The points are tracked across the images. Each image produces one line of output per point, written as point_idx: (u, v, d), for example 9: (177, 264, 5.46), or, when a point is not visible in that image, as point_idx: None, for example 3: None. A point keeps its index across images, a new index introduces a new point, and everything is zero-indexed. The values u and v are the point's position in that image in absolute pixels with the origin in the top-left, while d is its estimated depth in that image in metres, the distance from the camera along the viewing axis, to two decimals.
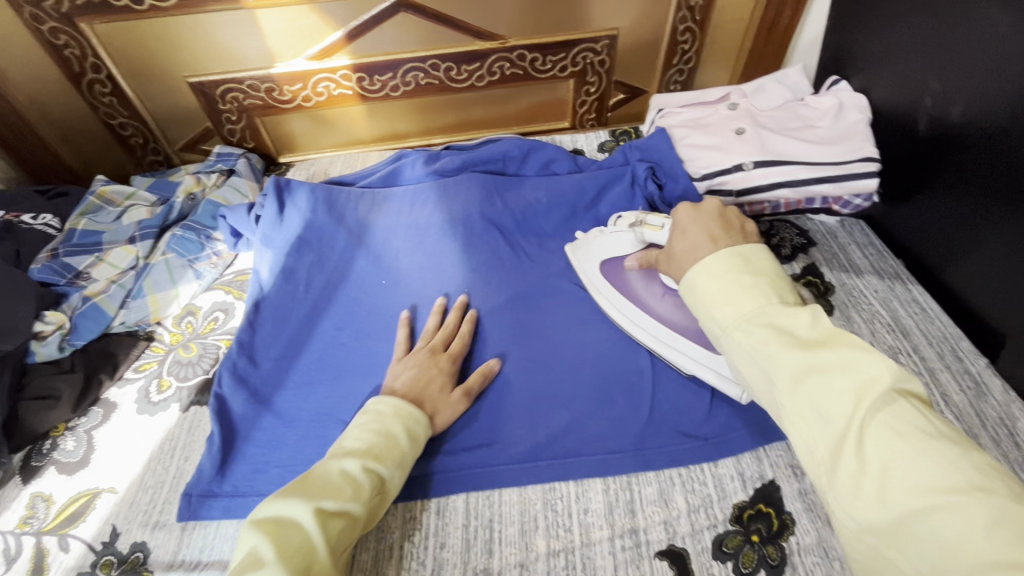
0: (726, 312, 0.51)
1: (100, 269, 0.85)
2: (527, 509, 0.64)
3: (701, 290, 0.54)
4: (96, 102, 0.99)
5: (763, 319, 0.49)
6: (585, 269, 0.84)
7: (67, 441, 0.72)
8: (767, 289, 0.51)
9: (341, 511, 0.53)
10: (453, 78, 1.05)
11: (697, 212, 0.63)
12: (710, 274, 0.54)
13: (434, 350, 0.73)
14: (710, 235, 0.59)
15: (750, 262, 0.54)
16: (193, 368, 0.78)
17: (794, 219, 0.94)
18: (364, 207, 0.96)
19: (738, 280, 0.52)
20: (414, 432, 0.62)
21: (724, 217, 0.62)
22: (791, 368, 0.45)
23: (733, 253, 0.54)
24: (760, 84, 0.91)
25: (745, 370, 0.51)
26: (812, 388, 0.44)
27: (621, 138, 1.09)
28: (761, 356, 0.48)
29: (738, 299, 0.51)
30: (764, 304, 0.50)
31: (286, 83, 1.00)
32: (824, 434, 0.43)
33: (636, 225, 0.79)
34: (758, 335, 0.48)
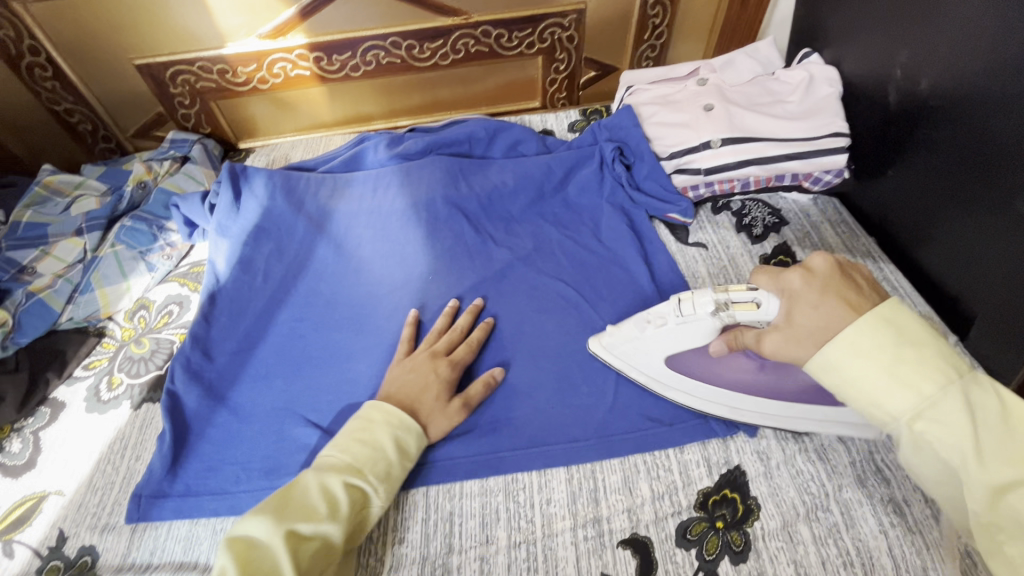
0: (901, 401, 0.45)
1: (46, 264, 0.81)
2: (488, 502, 0.63)
3: (847, 370, 0.48)
4: (38, 87, 0.94)
5: (953, 410, 0.44)
6: (642, 366, 0.68)
7: (13, 443, 0.69)
8: (942, 366, 0.45)
9: (317, 533, 0.52)
10: (416, 56, 1.00)
11: (813, 276, 0.53)
12: (868, 351, 0.47)
13: (435, 354, 0.70)
14: (843, 297, 0.51)
15: (905, 330, 0.48)
16: (145, 364, 0.76)
17: (767, 198, 0.92)
18: (325, 193, 0.92)
19: (908, 359, 0.46)
20: (403, 443, 0.61)
21: (844, 270, 0.53)
22: (986, 480, 0.42)
23: (883, 318, 0.48)
24: (729, 58, 0.88)
25: (920, 464, 0.46)
26: (1015, 501, 0.41)
27: (591, 118, 1.06)
28: (946, 451, 0.44)
29: (911, 384, 0.45)
30: (944, 387, 0.44)
31: (239, 65, 0.95)
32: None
33: (720, 308, 0.62)
34: (949, 426, 0.44)
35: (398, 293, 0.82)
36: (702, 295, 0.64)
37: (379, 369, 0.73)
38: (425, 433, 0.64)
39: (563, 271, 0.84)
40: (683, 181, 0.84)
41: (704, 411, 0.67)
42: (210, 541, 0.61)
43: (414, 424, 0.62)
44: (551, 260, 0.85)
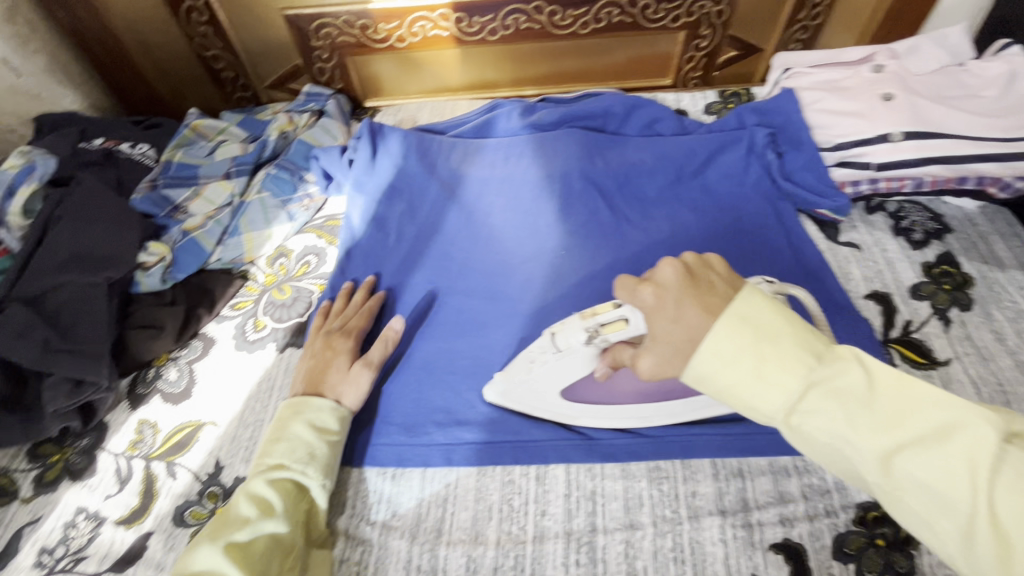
0: (773, 398, 0.41)
1: (198, 205, 0.84)
2: (631, 486, 0.62)
3: (722, 380, 0.42)
4: (192, 31, 0.98)
5: (822, 391, 0.40)
6: (542, 406, 0.66)
7: (170, 371, 0.73)
8: (802, 349, 0.41)
9: (258, 533, 0.53)
10: (556, 24, 0.97)
11: (664, 291, 0.47)
12: (725, 358, 0.42)
13: (329, 333, 0.70)
14: (701, 303, 0.45)
15: (760, 320, 0.43)
16: (288, 310, 0.78)
17: (926, 201, 0.85)
18: (457, 157, 0.91)
19: (765, 352, 0.41)
20: (317, 422, 0.61)
21: (691, 274, 0.47)
22: (876, 453, 0.39)
23: (737, 318, 0.43)
24: (913, 44, 0.80)
25: (814, 455, 0.42)
26: (909, 466, 0.38)
27: (730, 100, 1.00)
28: (831, 437, 0.40)
29: (777, 381, 0.41)
30: (810, 372, 0.41)
31: (382, 21, 0.95)
32: (945, 512, 0.37)
33: (593, 336, 0.59)
34: (825, 414, 0.40)
35: (529, 266, 0.80)
36: (569, 329, 0.62)
37: (512, 340, 0.73)
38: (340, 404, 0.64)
39: (703, 259, 0.80)
40: (844, 175, 0.79)
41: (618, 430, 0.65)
42: (355, 489, 0.64)
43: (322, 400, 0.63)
44: (689, 247, 0.81)
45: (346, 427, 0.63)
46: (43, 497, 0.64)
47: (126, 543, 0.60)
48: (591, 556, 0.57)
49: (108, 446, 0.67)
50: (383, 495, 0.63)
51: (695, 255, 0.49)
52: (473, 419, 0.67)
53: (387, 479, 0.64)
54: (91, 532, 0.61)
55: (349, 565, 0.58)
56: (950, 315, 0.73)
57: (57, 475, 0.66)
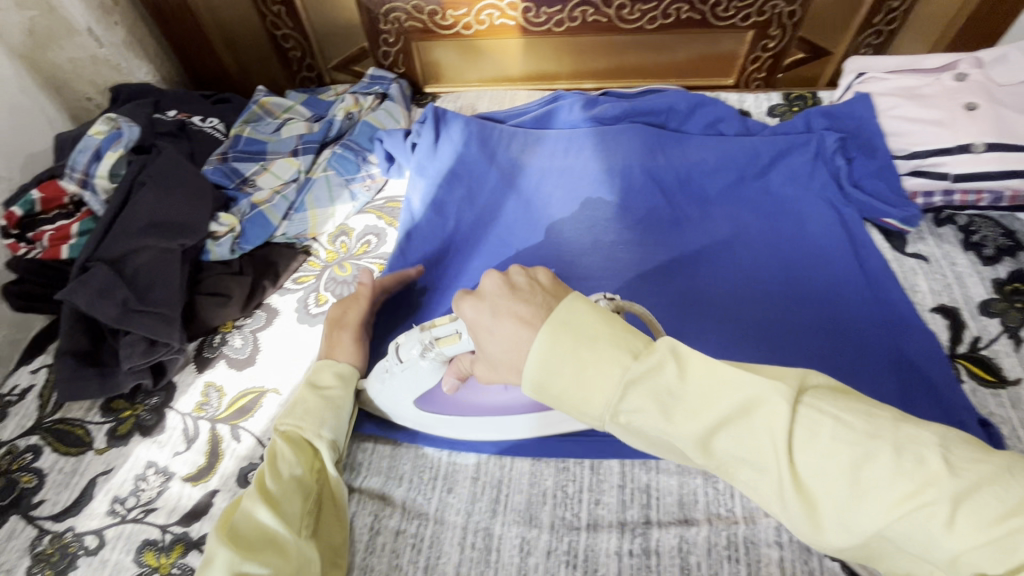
0: (601, 400, 0.40)
1: (265, 178, 0.87)
2: (686, 482, 0.62)
3: (556, 389, 0.42)
4: (266, 10, 1.00)
5: (639, 389, 0.39)
6: (403, 413, 0.66)
7: (235, 338, 0.75)
8: (618, 349, 0.41)
9: (277, 480, 0.56)
10: (624, 18, 0.97)
11: (483, 302, 0.47)
12: (554, 369, 0.41)
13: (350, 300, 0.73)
14: (514, 313, 0.45)
15: (581, 326, 0.42)
16: (349, 287, 0.80)
17: (999, 216, 0.82)
18: (517, 147, 0.92)
19: (585, 359, 0.41)
20: (316, 381, 0.64)
21: (512, 285, 0.47)
22: (694, 439, 0.39)
23: (558, 328, 0.42)
24: (1003, 52, 0.77)
25: (650, 445, 0.42)
26: (727, 446, 0.38)
27: (796, 104, 0.98)
28: (656, 432, 0.40)
29: (599, 384, 0.40)
30: (628, 372, 0.40)
31: (450, 7, 0.96)
32: (763, 480, 0.37)
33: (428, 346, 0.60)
34: (647, 411, 0.39)
35: (585, 258, 0.81)
36: (410, 336, 0.62)
37: None
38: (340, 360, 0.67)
39: (766, 260, 0.79)
40: (919, 185, 0.77)
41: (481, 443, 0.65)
42: (412, 463, 0.65)
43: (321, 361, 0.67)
44: (748, 246, 0.80)
45: (347, 385, 0.65)
46: (115, 449, 0.67)
47: (193, 499, 0.63)
48: (645, 547, 0.57)
49: (176, 406, 0.70)
50: (440, 472, 0.64)
51: (520, 267, 0.48)
52: None
53: (443, 457, 0.65)
54: (160, 486, 0.64)
55: (404, 537, 0.60)
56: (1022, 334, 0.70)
57: (129, 430, 0.68)
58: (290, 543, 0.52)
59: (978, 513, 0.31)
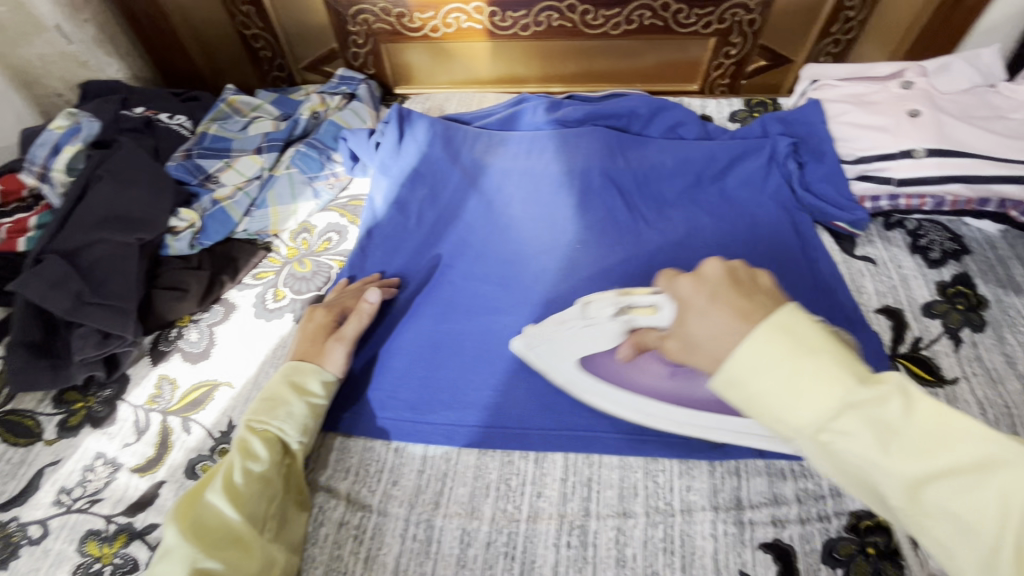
0: (804, 413, 0.38)
1: (229, 175, 0.87)
2: (627, 476, 0.63)
3: (753, 387, 0.40)
4: (236, 10, 1.02)
5: (854, 412, 0.37)
6: (557, 367, 0.67)
7: (191, 332, 0.76)
8: (844, 368, 0.38)
9: (245, 477, 0.57)
10: (588, 23, 0.98)
11: (702, 283, 0.46)
12: (757, 365, 0.40)
13: (330, 308, 0.73)
14: (734, 303, 0.43)
15: (798, 332, 0.40)
16: (307, 283, 0.81)
17: (947, 221, 0.84)
18: (480, 147, 0.93)
19: (801, 368, 0.38)
20: (298, 382, 0.65)
21: (735, 277, 0.46)
22: (904, 480, 0.36)
23: (777, 327, 0.40)
24: (946, 62, 0.80)
25: (837, 473, 0.40)
26: (939, 495, 0.36)
27: (756, 109, 1.00)
28: (860, 459, 0.37)
29: (810, 397, 0.38)
30: (849, 393, 0.37)
31: (417, 10, 0.97)
32: (971, 541, 0.35)
33: (622, 311, 0.62)
34: (860, 436, 0.37)
35: (544, 257, 0.82)
36: (606, 299, 0.64)
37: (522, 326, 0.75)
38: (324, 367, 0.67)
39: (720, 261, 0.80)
40: (865, 189, 0.79)
41: (621, 417, 0.65)
42: (359, 456, 0.66)
43: (304, 362, 0.66)
44: (704, 247, 0.81)
45: (331, 392, 0.66)
46: (65, 441, 0.67)
47: (139, 489, 0.63)
48: (582, 539, 0.58)
49: (129, 398, 0.71)
50: (386, 465, 0.65)
51: (745, 262, 0.48)
52: (476, 401, 0.69)
53: (391, 450, 0.66)
54: (107, 477, 0.64)
55: (347, 528, 0.60)
56: (962, 335, 0.72)
57: (79, 421, 0.69)
58: (253, 542, 0.54)
59: None
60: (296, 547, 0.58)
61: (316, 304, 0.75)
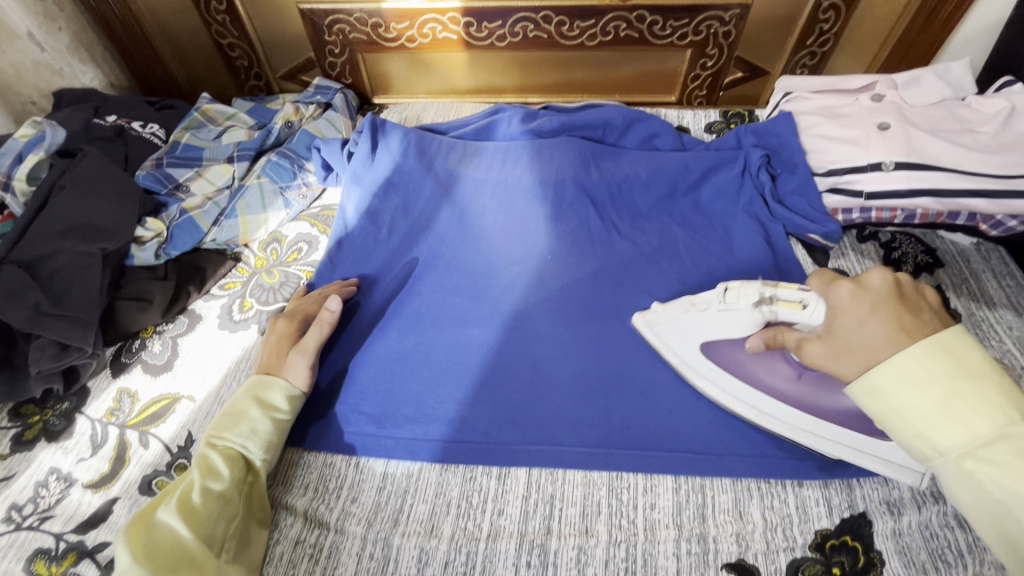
0: (951, 435, 0.42)
1: (199, 185, 0.87)
2: (591, 493, 0.62)
3: (899, 399, 0.44)
4: (212, 19, 1.03)
5: (1006, 443, 0.40)
6: (677, 347, 0.68)
7: (154, 343, 0.75)
8: (1001, 400, 0.41)
9: (204, 495, 0.55)
10: (564, 34, 0.98)
11: (864, 292, 0.49)
12: (907, 378, 0.43)
13: (293, 317, 0.72)
14: (896, 317, 0.46)
15: (961, 360, 0.43)
16: (274, 294, 0.80)
17: (921, 234, 0.84)
18: (455, 158, 0.92)
19: (958, 392, 0.42)
20: (263, 398, 0.63)
21: (901, 292, 0.49)
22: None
23: (936, 348, 0.43)
24: (914, 75, 0.80)
25: (978, 510, 0.41)
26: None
27: (732, 121, 1.00)
28: (1005, 491, 0.40)
29: (963, 419, 0.41)
30: (1006, 424, 0.40)
31: (393, 20, 0.97)
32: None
33: (764, 302, 0.58)
34: (1008, 467, 0.39)
35: (515, 269, 0.81)
36: (749, 287, 0.61)
37: (490, 340, 0.74)
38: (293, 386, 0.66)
39: (692, 273, 0.79)
40: (836, 202, 0.79)
41: (736, 413, 0.65)
42: (319, 472, 0.65)
43: (268, 377, 0.65)
44: (677, 259, 0.80)
45: (295, 408, 0.65)
46: (19, 455, 0.66)
47: (91, 506, 0.62)
48: (543, 559, 0.57)
49: (87, 411, 0.69)
50: (346, 481, 0.64)
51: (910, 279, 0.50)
52: (441, 416, 0.68)
53: (352, 465, 0.65)
54: (60, 493, 0.63)
55: (303, 546, 0.59)
56: None
57: (35, 435, 0.67)
58: (208, 564, 0.51)
59: None
60: (254, 571, 0.56)
61: (278, 315, 0.73)
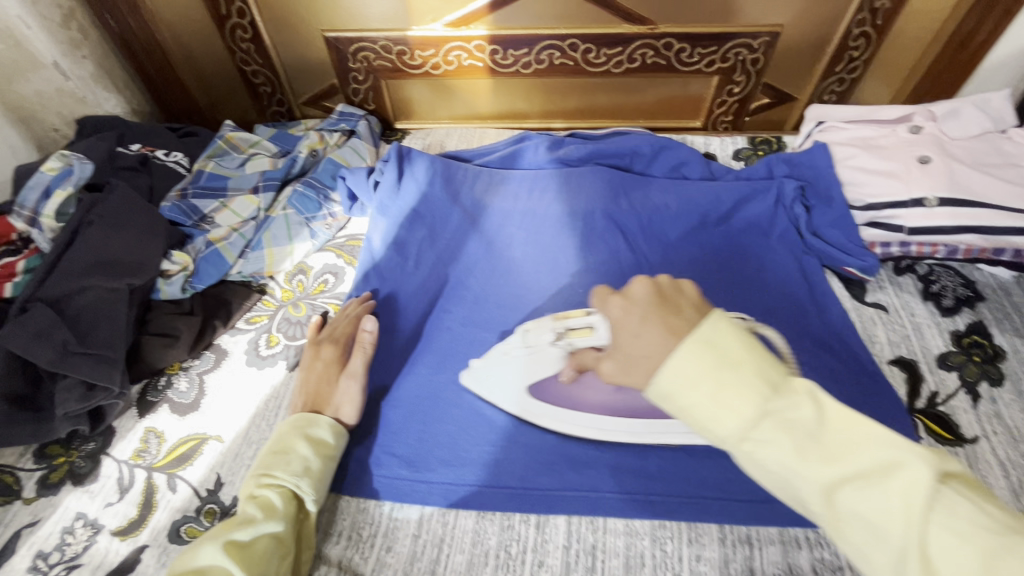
0: (727, 423, 0.38)
1: (224, 216, 0.86)
2: (633, 543, 0.60)
3: (684, 400, 0.39)
4: (236, 46, 1.03)
5: (770, 418, 0.37)
6: (511, 398, 0.69)
7: (180, 381, 0.73)
8: (758, 376, 0.38)
9: (258, 535, 0.52)
10: (590, 61, 0.98)
11: (631, 304, 0.46)
12: (684, 378, 0.39)
13: (337, 342, 0.72)
14: (665, 322, 0.43)
15: (724, 346, 0.39)
16: (302, 328, 0.78)
17: (959, 266, 0.82)
18: (481, 187, 0.91)
19: (726, 379, 0.38)
20: (314, 436, 0.62)
21: (660, 294, 0.46)
22: (817, 485, 0.36)
23: (699, 341, 0.39)
24: (954, 107, 0.79)
25: (763, 482, 0.39)
26: (848, 502, 0.35)
27: (760, 148, 0.99)
28: (778, 466, 0.37)
29: (735, 405, 0.37)
30: (766, 401, 0.37)
31: (418, 48, 0.97)
32: (881, 549, 0.34)
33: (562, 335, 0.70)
34: (777, 444, 0.37)
35: (545, 302, 0.79)
36: (544, 326, 0.72)
37: None
38: (340, 419, 0.65)
39: (724, 308, 0.77)
40: (875, 236, 0.78)
41: (585, 436, 0.66)
42: (352, 519, 0.63)
43: (320, 415, 0.64)
44: (710, 291, 0.78)
45: (342, 442, 0.64)
46: (44, 500, 0.65)
47: (120, 555, 0.60)
48: None
49: (113, 452, 0.68)
50: (380, 529, 0.62)
51: (669, 278, 0.47)
52: (475, 459, 0.66)
53: (385, 513, 0.63)
54: (87, 540, 0.61)
55: None
56: (979, 390, 0.69)
57: (61, 477, 0.66)
58: None
59: None
60: None
61: (316, 342, 0.72)
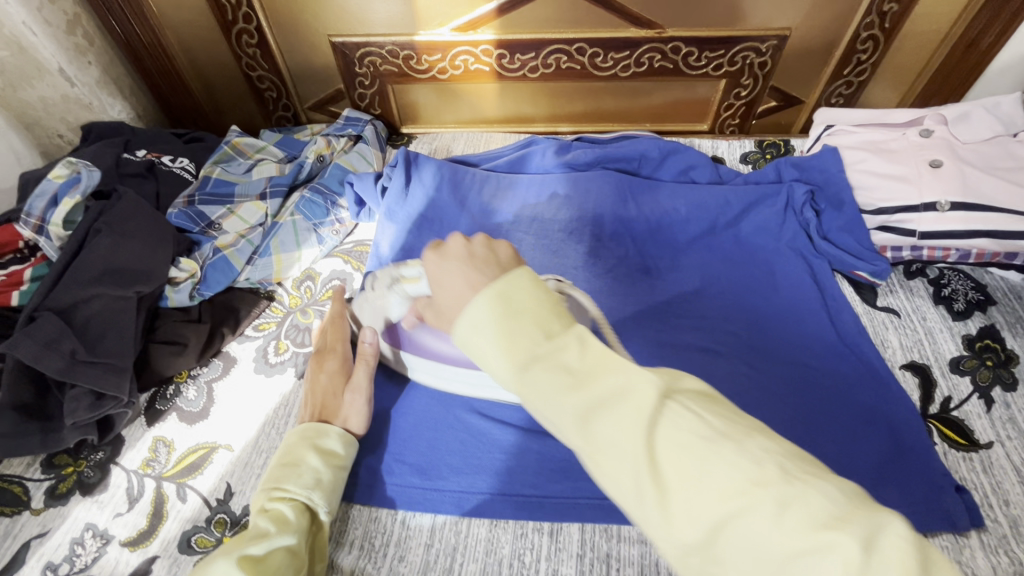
0: (499, 364, 0.36)
1: (231, 222, 0.86)
2: (648, 551, 0.59)
3: (477, 349, 0.37)
4: (241, 52, 1.02)
5: (537, 358, 0.35)
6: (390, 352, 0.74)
7: (189, 390, 0.73)
8: (532, 321, 0.36)
9: (273, 547, 0.51)
10: (598, 65, 0.98)
11: (436, 258, 0.42)
12: (475, 326, 0.37)
13: (341, 354, 0.71)
14: (466, 275, 0.40)
15: (511, 296, 0.37)
16: (310, 335, 0.78)
17: (969, 269, 0.82)
18: (488, 192, 0.91)
19: (507, 325, 0.36)
20: (324, 447, 0.62)
21: (471, 253, 0.41)
22: (570, 413, 0.34)
23: (495, 294, 0.37)
24: (964, 111, 0.79)
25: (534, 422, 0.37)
26: (604, 430, 0.33)
27: (768, 151, 0.99)
28: (542, 404, 0.35)
29: (512, 349, 0.36)
30: (536, 346, 0.35)
31: (425, 52, 0.97)
32: (628, 473, 0.32)
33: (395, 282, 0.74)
34: (541, 384, 0.35)
35: None
36: (383, 276, 0.75)
37: None
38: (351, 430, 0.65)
39: (734, 312, 0.76)
40: (886, 240, 0.78)
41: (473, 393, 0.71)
42: (364, 528, 0.62)
43: (329, 427, 0.63)
44: (718, 296, 0.78)
45: (351, 452, 0.64)
46: (53, 510, 0.64)
47: (130, 566, 0.59)
48: None
49: (123, 461, 0.67)
50: (392, 538, 0.62)
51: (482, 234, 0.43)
52: (487, 466, 0.65)
53: (398, 522, 0.63)
54: (97, 551, 0.60)
55: None
56: (993, 394, 0.69)
57: (70, 487, 0.65)
58: None
59: (815, 518, 0.27)
60: None
61: (318, 355, 0.72)
